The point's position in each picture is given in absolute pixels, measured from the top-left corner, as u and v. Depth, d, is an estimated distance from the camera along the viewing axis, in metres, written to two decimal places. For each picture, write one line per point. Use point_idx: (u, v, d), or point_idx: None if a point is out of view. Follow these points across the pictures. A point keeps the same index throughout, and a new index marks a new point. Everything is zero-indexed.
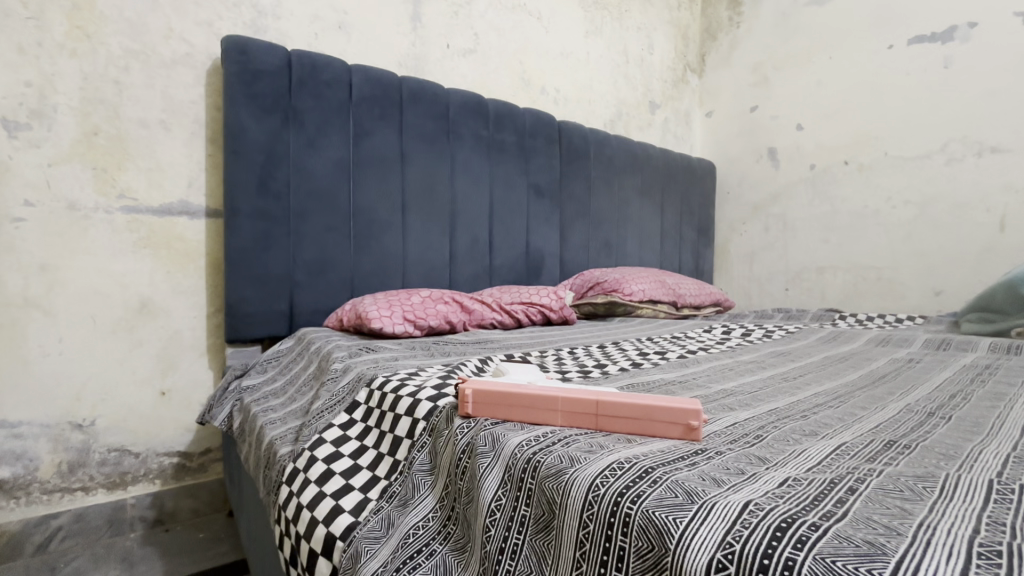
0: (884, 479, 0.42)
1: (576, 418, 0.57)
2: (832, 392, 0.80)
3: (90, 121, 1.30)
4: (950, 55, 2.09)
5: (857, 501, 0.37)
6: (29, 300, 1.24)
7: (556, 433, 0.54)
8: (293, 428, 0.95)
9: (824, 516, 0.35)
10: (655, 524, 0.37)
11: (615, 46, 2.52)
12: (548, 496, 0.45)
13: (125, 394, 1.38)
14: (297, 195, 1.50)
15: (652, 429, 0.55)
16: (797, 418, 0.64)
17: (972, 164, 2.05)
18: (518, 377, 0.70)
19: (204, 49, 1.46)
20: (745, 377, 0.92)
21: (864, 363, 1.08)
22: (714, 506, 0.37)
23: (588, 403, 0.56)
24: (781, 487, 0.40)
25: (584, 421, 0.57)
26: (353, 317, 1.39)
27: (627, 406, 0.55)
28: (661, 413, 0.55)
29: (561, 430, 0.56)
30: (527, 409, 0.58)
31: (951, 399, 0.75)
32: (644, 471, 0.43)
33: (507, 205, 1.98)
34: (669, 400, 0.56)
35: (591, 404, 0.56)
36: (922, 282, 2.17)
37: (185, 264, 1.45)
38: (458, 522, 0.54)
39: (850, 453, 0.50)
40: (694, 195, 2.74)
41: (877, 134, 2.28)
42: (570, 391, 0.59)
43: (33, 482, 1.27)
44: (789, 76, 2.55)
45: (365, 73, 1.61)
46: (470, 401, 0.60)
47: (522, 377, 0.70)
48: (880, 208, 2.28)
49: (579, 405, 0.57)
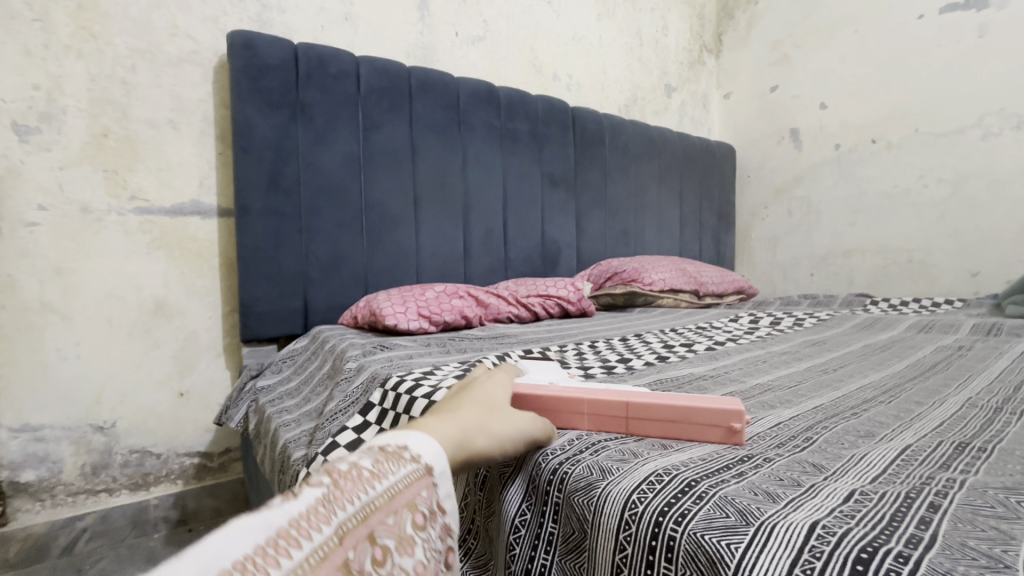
0: (968, 492, 0.37)
1: (604, 421, 0.52)
2: (880, 385, 0.74)
3: (99, 123, 1.28)
4: (985, 23, 1.96)
5: (942, 520, 0.33)
6: (45, 305, 1.23)
7: (586, 439, 0.49)
8: (307, 430, 0.92)
9: (909, 543, 0.30)
10: (706, 551, 0.32)
11: (628, 28, 2.44)
12: (578, 512, 0.41)
13: (145, 396, 1.36)
14: (308, 190, 1.46)
15: (691, 433, 0.50)
16: (847, 416, 0.58)
17: (1010, 138, 1.93)
18: (541, 375, 0.65)
19: (210, 46, 1.42)
20: (782, 370, 0.86)
21: (909, 352, 1.01)
22: (775, 529, 0.32)
23: (617, 406, 0.51)
24: (848, 504, 0.35)
25: (612, 425, 0.52)
26: (367, 314, 1.35)
27: (660, 407, 0.50)
28: (700, 415, 0.49)
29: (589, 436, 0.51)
30: (550, 410, 0.53)
31: (1016, 391, 0.69)
32: (686, 485, 0.38)
33: (521, 196, 1.93)
34: (708, 399, 0.50)
35: (620, 407, 0.51)
36: (957, 263, 2.06)
37: (199, 263, 1.43)
38: (480, 537, 0.50)
39: (919, 458, 0.45)
40: (714, 180, 2.65)
41: (907, 110, 2.16)
42: (596, 390, 0.54)
43: (57, 484, 1.26)
44: (811, 53, 2.44)
45: (372, 64, 1.57)
46: None
47: (544, 376, 0.65)
48: (910, 187, 2.17)
49: (606, 407, 0.52)
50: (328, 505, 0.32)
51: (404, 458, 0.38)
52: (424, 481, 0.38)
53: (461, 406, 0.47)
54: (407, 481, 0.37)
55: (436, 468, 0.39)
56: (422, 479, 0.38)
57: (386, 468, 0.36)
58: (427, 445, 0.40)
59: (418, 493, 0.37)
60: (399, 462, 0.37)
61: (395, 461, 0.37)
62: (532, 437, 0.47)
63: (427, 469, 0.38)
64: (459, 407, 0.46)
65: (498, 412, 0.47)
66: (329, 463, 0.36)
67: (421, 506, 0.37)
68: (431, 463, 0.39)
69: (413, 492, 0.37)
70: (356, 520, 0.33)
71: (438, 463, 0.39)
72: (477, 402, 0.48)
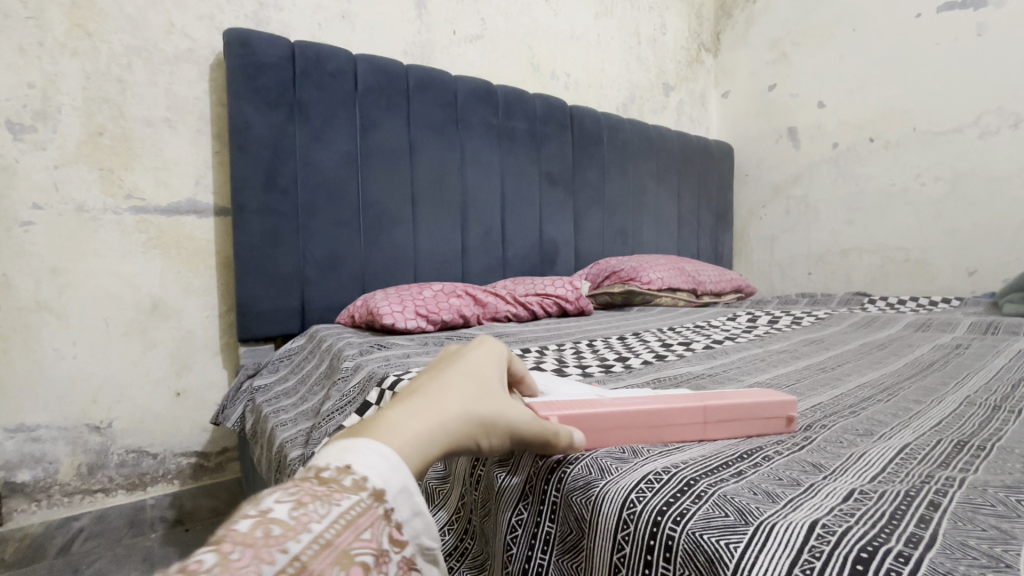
0: (966, 489, 0.37)
1: (684, 431, 0.49)
2: (879, 383, 0.74)
3: (94, 122, 1.27)
4: (983, 22, 1.96)
5: (942, 519, 0.33)
6: (40, 305, 1.22)
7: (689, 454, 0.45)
8: (303, 429, 0.92)
9: (909, 542, 0.30)
10: (704, 550, 0.32)
11: (626, 26, 2.43)
12: (575, 512, 0.40)
13: (141, 396, 1.36)
14: (305, 189, 1.46)
15: (755, 428, 0.51)
16: (846, 415, 0.58)
17: (1007, 136, 1.93)
18: (573, 390, 0.58)
19: (206, 44, 1.41)
20: (781, 368, 0.86)
21: (908, 350, 1.01)
22: (774, 529, 0.32)
23: (697, 414, 0.49)
24: (848, 503, 0.35)
25: (691, 433, 0.50)
26: (364, 313, 1.35)
27: (732, 408, 0.50)
28: (765, 410, 0.51)
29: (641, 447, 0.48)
30: (633, 429, 0.48)
31: (1014, 390, 0.69)
32: (685, 484, 0.38)
33: (519, 195, 1.92)
34: (760, 395, 0.52)
35: (698, 413, 0.49)
36: (954, 261, 2.06)
37: (196, 262, 1.42)
38: (476, 537, 0.50)
39: (918, 456, 0.44)
40: (712, 178, 2.65)
41: (905, 109, 2.16)
42: (659, 398, 0.51)
43: (53, 484, 1.26)
44: (809, 52, 2.44)
45: (369, 63, 1.56)
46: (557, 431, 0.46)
47: (575, 392, 0.58)
48: (907, 185, 2.17)
49: (686, 415, 0.49)
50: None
51: (339, 493, 0.30)
52: (366, 517, 0.30)
53: (437, 392, 0.40)
54: (341, 527, 0.29)
55: (393, 489, 0.32)
56: (365, 514, 0.30)
57: (310, 514, 0.28)
58: (384, 458, 0.33)
59: (355, 537, 0.29)
60: (331, 501, 0.29)
61: (325, 502, 0.29)
62: (520, 431, 0.41)
63: (376, 495, 0.31)
64: (433, 395, 0.39)
65: (482, 399, 0.40)
66: (229, 519, 0.28)
67: (361, 555, 0.29)
68: (381, 488, 0.31)
69: (349, 538, 0.29)
70: None
71: (396, 481, 0.32)
72: (456, 385, 0.41)
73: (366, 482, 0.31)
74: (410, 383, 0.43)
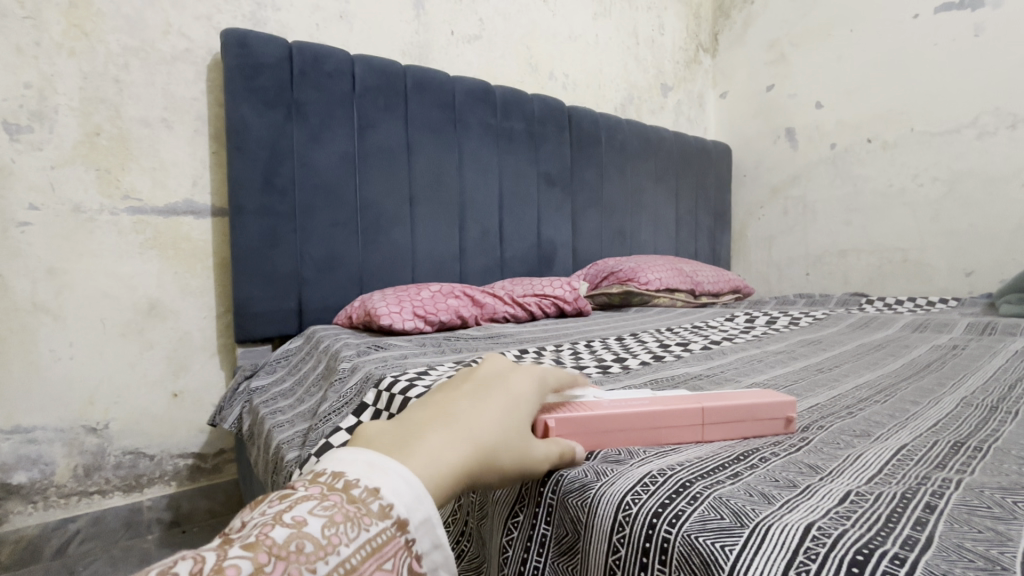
0: (962, 491, 0.37)
1: (682, 431, 0.49)
2: (876, 384, 0.74)
3: (91, 122, 1.27)
4: (980, 23, 1.97)
5: (938, 521, 0.33)
6: (37, 305, 1.22)
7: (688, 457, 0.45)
8: (300, 431, 0.92)
9: (905, 544, 0.30)
10: (700, 553, 0.32)
11: (624, 26, 2.44)
12: (571, 514, 0.40)
13: (138, 397, 1.35)
14: (303, 189, 1.45)
15: (754, 429, 0.51)
16: (843, 415, 0.58)
17: (1005, 137, 1.93)
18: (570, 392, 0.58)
19: (204, 44, 1.41)
20: (779, 369, 0.86)
21: (905, 351, 1.01)
22: (770, 531, 0.32)
23: (695, 414, 0.49)
24: (844, 505, 0.35)
25: (689, 435, 0.49)
26: (362, 314, 1.34)
27: (730, 409, 0.50)
28: (763, 410, 0.51)
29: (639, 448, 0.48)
30: (631, 432, 0.48)
31: (1010, 390, 0.69)
32: (681, 486, 0.38)
33: (518, 196, 1.92)
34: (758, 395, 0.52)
35: (695, 413, 0.49)
36: (952, 262, 2.07)
37: (193, 263, 1.42)
38: (472, 539, 0.50)
39: (914, 458, 0.44)
40: (710, 179, 2.65)
41: (902, 110, 2.17)
42: (658, 399, 0.51)
43: (49, 486, 1.25)
44: (807, 53, 2.44)
45: (367, 63, 1.56)
46: (555, 434, 0.46)
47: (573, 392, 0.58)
48: (905, 186, 2.17)
49: (683, 416, 0.49)
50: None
51: (369, 517, 0.30)
52: (388, 547, 0.30)
53: (471, 418, 0.38)
54: (366, 553, 0.29)
55: (413, 519, 0.31)
56: (390, 543, 0.30)
57: (340, 536, 0.28)
58: (409, 485, 0.32)
59: (378, 567, 0.29)
60: (359, 525, 0.29)
61: (353, 527, 0.29)
62: (532, 470, 0.40)
63: (400, 525, 0.31)
64: (466, 420, 0.38)
65: (513, 436, 0.39)
66: (264, 519, 0.28)
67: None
68: (405, 517, 0.31)
69: (372, 567, 0.29)
70: None
71: (419, 512, 0.32)
72: (489, 415, 0.39)
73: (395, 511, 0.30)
74: (445, 393, 0.42)
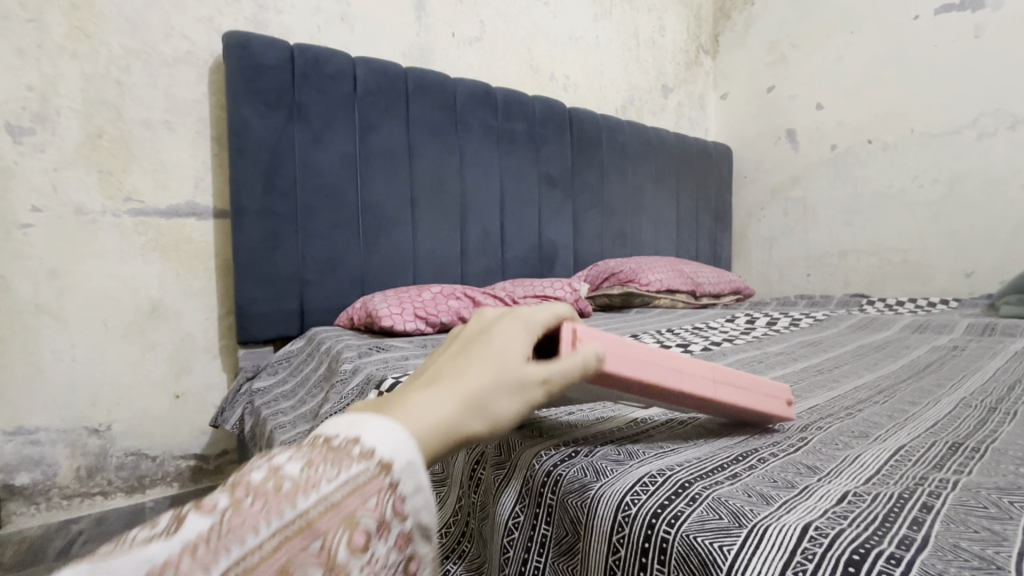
0: (959, 492, 0.37)
1: (696, 377, 0.50)
2: (875, 385, 0.74)
3: (93, 124, 1.27)
4: (980, 24, 1.97)
5: (935, 521, 0.33)
6: (39, 307, 1.22)
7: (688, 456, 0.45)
8: (302, 432, 0.92)
9: (901, 545, 0.30)
10: (698, 553, 0.32)
11: (625, 28, 2.44)
12: (571, 514, 0.40)
13: (140, 399, 1.36)
14: (304, 191, 1.46)
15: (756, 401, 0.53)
16: (842, 416, 0.58)
17: (1005, 138, 1.94)
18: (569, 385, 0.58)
19: (206, 46, 1.42)
20: (779, 370, 0.86)
21: (904, 352, 1.01)
22: (767, 531, 0.32)
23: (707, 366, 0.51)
24: (841, 505, 0.35)
25: (702, 383, 0.50)
26: (363, 315, 1.35)
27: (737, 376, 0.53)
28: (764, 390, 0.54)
29: (637, 446, 0.48)
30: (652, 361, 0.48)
31: (1009, 391, 0.69)
32: (680, 486, 0.38)
33: (518, 197, 1.93)
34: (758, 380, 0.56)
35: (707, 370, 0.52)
36: (952, 263, 2.07)
37: (194, 265, 1.42)
38: (473, 540, 0.51)
39: (912, 459, 0.45)
40: (711, 180, 2.65)
41: (903, 111, 2.17)
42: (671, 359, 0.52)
43: (52, 487, 1.26)
44: (807, 54, 2.44)
45: (369, 65, 1.56)
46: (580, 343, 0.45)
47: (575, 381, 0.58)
48: (905, 187, 2.17)
49: (698, 367, 0.51)
50: (222, 537, 0.29)
51: (348, 459, 0.32)
52: (372, 486, 0.32)
53: (460, 372, 0.39)
54: (346, 491, 0.31)
55: (398, 461, 0.33)
56: (373, 483, 0.32)
57: (318, 476, 0.31)
58: (390, 431, 0.34)
59: (360, 504, 0.31)
60: (338, 466, 0.32)
61: (332, 467, 0.32)
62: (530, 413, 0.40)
63: (384, 466, 0.32)
64: (455, 373, 0.39)
65: (508, 382, 0.39)
66: (262, 466, 0.33)
67: (364, 522, 0.31)
68: (388, 460, 0.32)
69: (354, 503, 0.31)
70: (266, 547, 0.29)
71: (401, 456, 0.33)
72: (479, 364, 0.39)
73: (373, 454, 0.32)
74: (440, 356, 0.43)
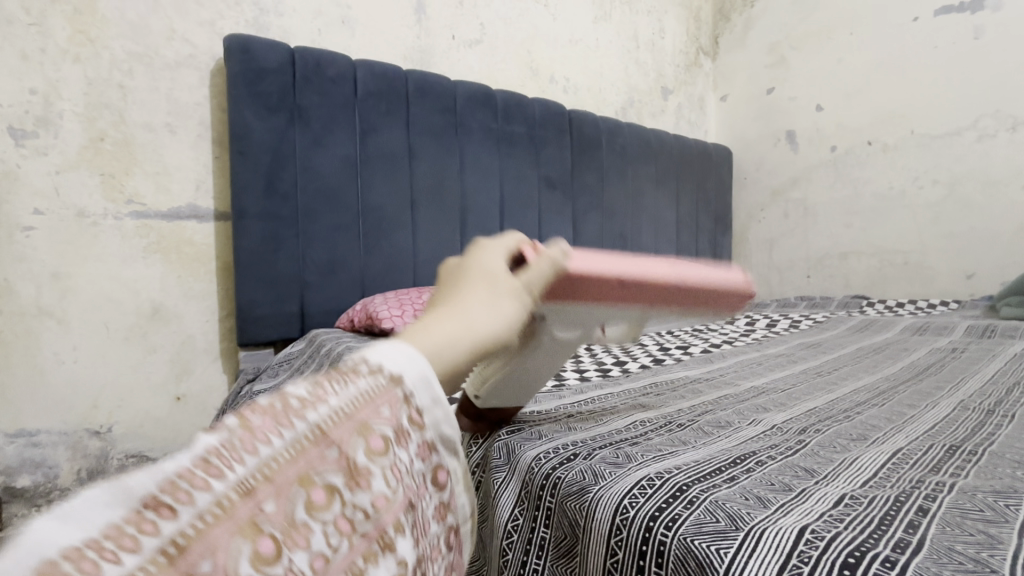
0: (956, 495, 0.37)
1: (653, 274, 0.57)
2: (874, 387, 0.75)
3: (95, 127, 1.28)
4: (980, 25, 1.98)
5: (930, 524, 0.33)
6: (41, 309, 1.23)
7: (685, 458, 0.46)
8: None
9: (897, 547, 0.30)
10: (696, 556, 0.33)
11: (625, 30, 2.44)
12: (569, 517, 0.41)
13: (141, 401, 1.36)
14: (305, 194, 1.46)
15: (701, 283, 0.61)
16: (840, 419, 0.58)
17: (1005, 139, 1.94)
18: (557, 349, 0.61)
19: (207, 49, 1.42)
20: (778, 372, 0.86)
21: (903, 354, 1.01)
22: (765, 534, 0.32)
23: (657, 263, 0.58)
24: (838, 508, 0.36)
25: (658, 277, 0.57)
26: (364, 317, 1.35)
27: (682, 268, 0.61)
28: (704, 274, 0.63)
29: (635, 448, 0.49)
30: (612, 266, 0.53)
31: (1008, 394, 0.69)
32: (678, 489, 0.39)
33: (518, 199, 1.93)
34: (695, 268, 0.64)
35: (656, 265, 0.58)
36: (952, 264, 2.08)
37: (196, 267, 1.43)
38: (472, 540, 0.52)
39: (910, 461, 0.45)
40: (711, 181, 2.65)
41: (902, 112, 2.17)
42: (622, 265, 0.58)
43: (52, 489, 1.28)
44: (807, 56, 2.45)
45: (370, 68, 1.57)
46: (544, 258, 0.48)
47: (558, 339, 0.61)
48: (905, 188, 2.17)
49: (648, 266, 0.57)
50: (234, 450, 0.26)
51: (355, 375, 0.31)
52: (383, 396, 0.31)
53: (452, 299, 0.40)
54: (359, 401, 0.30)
55: (408, 375, 0.33)
56: (383, 393, 0.31)
57: (326, 391, 0.30)
58: (400, 352, 0.34)
59: (374, 412, 0.30)
60: (345, 381, 0.31)
61: (340, 381, 0.31)
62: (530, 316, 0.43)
63: (393, 379, 0.32)
64: (447, 303, 0.40)
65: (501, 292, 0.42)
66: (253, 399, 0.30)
67: (380, 428, 0.30)
68: (398, 373, 0.32)
69: (369, 412, 0.30)
70: (284, 456, 0.26)
71: (413, 369, 0.33)
72: (468, 289, 0.41)
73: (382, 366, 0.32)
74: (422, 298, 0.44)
